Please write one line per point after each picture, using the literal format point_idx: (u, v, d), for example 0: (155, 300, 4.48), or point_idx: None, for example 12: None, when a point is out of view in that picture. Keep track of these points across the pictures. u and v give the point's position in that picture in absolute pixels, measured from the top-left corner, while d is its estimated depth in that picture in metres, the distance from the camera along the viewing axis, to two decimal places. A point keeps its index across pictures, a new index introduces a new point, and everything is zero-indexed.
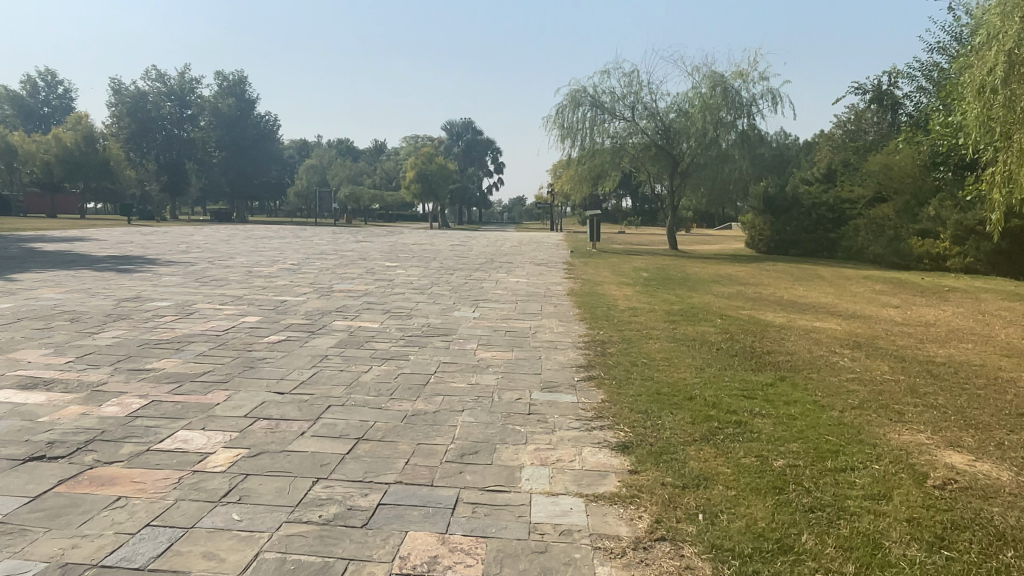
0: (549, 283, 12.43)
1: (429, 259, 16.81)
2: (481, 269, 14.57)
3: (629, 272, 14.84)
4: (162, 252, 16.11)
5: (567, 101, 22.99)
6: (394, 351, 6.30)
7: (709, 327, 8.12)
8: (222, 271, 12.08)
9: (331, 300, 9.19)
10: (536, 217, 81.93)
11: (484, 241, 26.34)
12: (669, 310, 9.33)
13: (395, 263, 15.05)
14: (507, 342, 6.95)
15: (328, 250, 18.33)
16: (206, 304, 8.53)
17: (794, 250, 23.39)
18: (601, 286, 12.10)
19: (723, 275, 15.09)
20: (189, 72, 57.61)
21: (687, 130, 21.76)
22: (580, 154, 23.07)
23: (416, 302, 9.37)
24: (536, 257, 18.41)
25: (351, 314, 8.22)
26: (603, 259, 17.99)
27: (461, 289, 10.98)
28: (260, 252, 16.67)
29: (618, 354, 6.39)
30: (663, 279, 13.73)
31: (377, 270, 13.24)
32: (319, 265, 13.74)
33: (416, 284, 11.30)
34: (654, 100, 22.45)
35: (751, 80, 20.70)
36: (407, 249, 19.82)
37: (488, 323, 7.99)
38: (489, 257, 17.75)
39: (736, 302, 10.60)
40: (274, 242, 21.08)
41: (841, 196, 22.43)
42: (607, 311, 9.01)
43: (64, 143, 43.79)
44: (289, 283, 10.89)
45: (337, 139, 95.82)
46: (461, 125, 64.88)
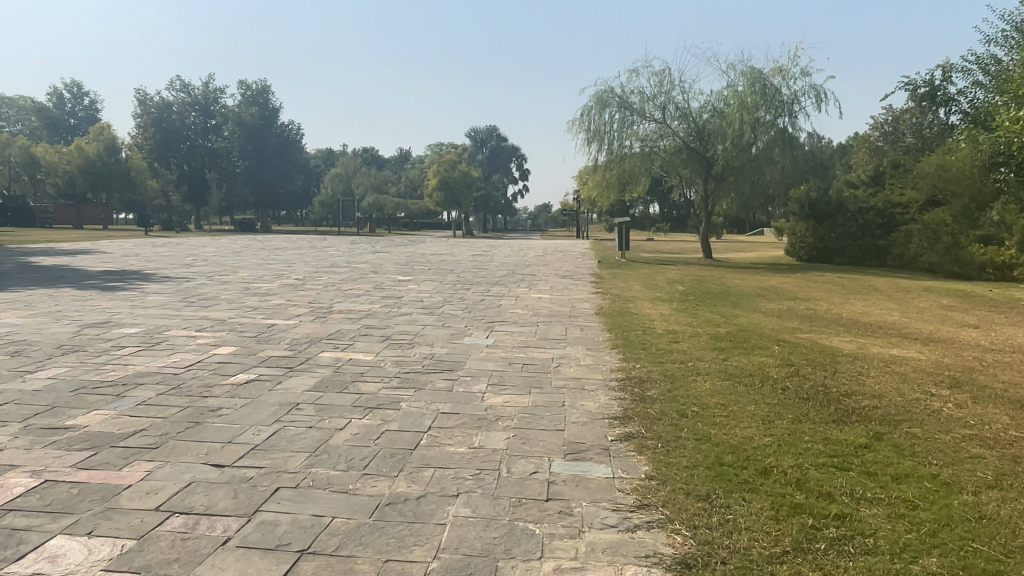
0: (575, 299, 11.19)
1: (446, 271, 15.71)
2: (500, 283, 13.40)
3: (662, 285, 13.54)
4: (163, 266, 15.23)
5: (593, 103, 21.74)
6: (383, 396, 5.11)
7: (767, 358, 6.83)
8: (217, 288, 11.09)
9: (326, 324, 8.08)
10: (562, 223, 80.75)
11: (508, 250, 25.24)
12: (716, 334, 8.05)
13: (409, 277, 13.95)
14: (524, 380, 5.72)
15: (341, 262, 17.33)
16: (180, 330, 7.45)
17: (839, 259, 21.84)
18: (633, 303, 10.82)
19: (767, 288, 13.72)
20: (213, 82, 57.56)
21: (723, 132, 20.40)
22: (607, 158, 21.79)
23: (422, 325, 8.20)
24: (560, 268, 17.20)
25: (344, 341, 7.08)
26: (633, 270, 16.71)
27: (476, 308, 9.82)
28: (267, 266, 15.71)
29: (660, 398, 5.16)
30: (701, 294, 12.42)
31: (387, 286, 12.15)
32: (325, 280, 12.69)
33: (427, 302, 10.17)
34: (686, 100, 21.15)
35: (793, 76, 19.35)
36: (425, 260, 18.77)
37: (503, 354, 6.77)
38: (510, 268, 16.59)
39: (791, 323, 9.25)
40: (286, 254, 20.16)
41: (891, 200, 20.83)
42: (642, 336, 7.76)
43: (86, 153, 43.77)
44: (285, 302, 9.80)
45: (361, 148, 95.86)
46: (485, 132, 64.00)
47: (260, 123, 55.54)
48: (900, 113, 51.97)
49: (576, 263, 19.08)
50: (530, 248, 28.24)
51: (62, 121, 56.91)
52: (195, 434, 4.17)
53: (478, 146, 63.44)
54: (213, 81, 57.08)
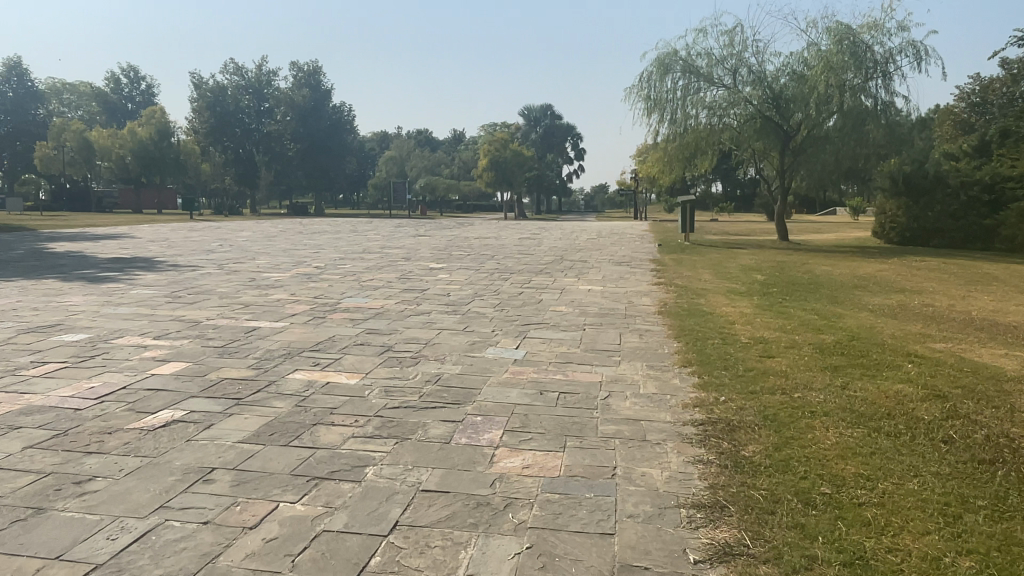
0: (633, 293, 9.36)
1: (487, 257, 14.05)
2: (545, 271, 11.65)
3: (736, 274, 11.56)
4: (181, 252, 14.04)
5: (653, 67, 19.58)
6: (345, 452, 3.44)
7: (902, 386, 4.91)
8: (220, 279, 9.71)
9: (320, 327, 6.48)
10: (620, 204, 78.38)
11: (559, 234, 23.46)
12: (819, 344, 6.15)
13: (442, 266, 12.32)
14: (558, 424, 3.96)
15: (374, 247, 15.90)
16: (135, 337, 5.96)
17: (935, 240, 19.29)
18: (704, 298, 8.92)
19: (864, 278, 11.56)
20: (266, 64, 57.26)
21: (804, 96, 17.99)
22: (669, 130, 19.63)
23: (438, 330, 6.53)
24: (616, 253, 15.32)
25: (331, 354, 5.45)
26: (700, 255, 14.70)
27: (511, 305, 8.09)
28: (290, 251, 14.35)
29: (766, 464, 3.37)
30: (785, 286, 10.41)
31: (415, 277, 10.56)
32: (346, 269, 11.19)
33: (454, 298, 8.50)
34: (761, 63, 18.80)
35: (888, 31, 16.79)
36: (466, 245, 17.16)
37: (536, 376, 5.02)
38: (559, 254, 14.82)
39: (914, 327, 7.22)
40: (320, 238, 18.88)
41: (1000, 171, 17.92)
42: (722, 347, 5.92)
43: (139, 138, 43.90)
44: (285, 296, 8.29)
45: (415, 131, 95.43)
46: (540, 110, 61.67)
47: (312, 105, 54.91)
48: (990, 81, 47.77)
49: (634, 247, 17.19)
50: (584, 231, 26.39)
51: (121, 105, 57.68)
52: (15, 539, 2.58)
53: (532, 125, 61.37)
54: (266, 63, 56.75)
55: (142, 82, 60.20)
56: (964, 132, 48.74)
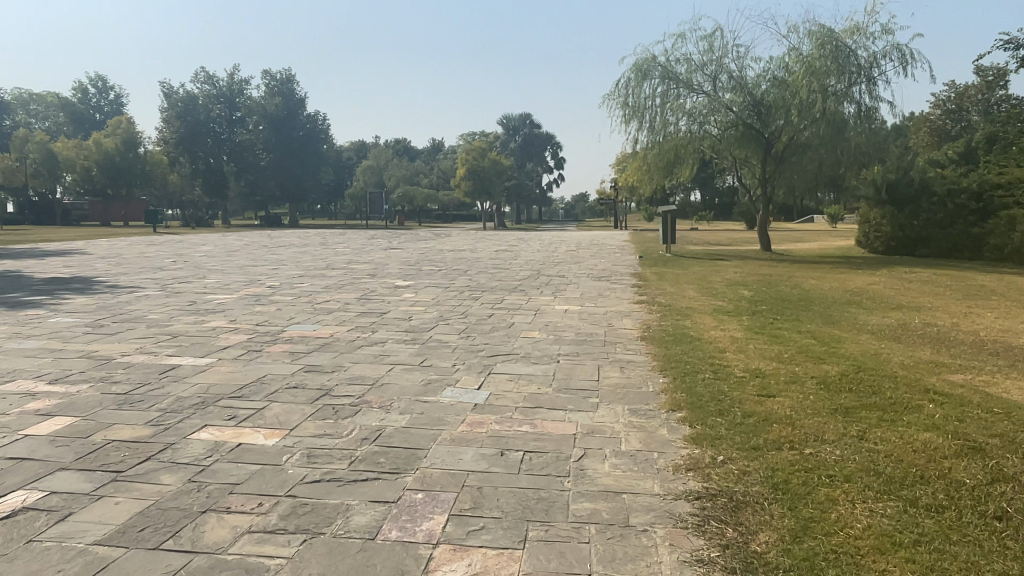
0: (612, 313, 8.57)
1: (458, 272, 13.21)
2: (518, 289, 10.82)
3: (723, 289, 10.83)
4: (128, 270, 13.06)
5: (631, 73, 18.92)
6: (230, 561, 2.59)
7: (928, 435, 4.16)
8: (158, 303, 8.78)
9: (252, 365, 5.61)
10: (600, 213, 78.10)
11: (536, 245, 22.70)
12: (823, 378, 5.39)
13: (408, 283, 11.45)
14: (519, 504, 3.13)
15: (339, 262, 14.99)
16: (27, 381, 5.06)
17: (922, 249, 18.78)
18: (690, 319, 8.14)
19: (857, 292, 10.87)
20: (238, 73, 56.09)
21: (786, 102, 17.41)
22: (648, 138, 18.98)
23: (391, 365, 5.68)
24: (595, 266, 14.55)
25: (255, 402, 4.59)
26: (683, 268, 13.97)
27: (477, 331, 7.25)
28: (247, 269, 13.41)
29: (786, 567, 2.58)
30: (773, 303, 9.69)
31: (376, 296, 9.68)
32: (302, 289, 10.30)
33: (414, 323, 7.64)
34: (741, 68, 18.22)
35: (872, 34, 16.25)
36: (439, 258, 16.31)
37: (497, 427, 4.19)
38: (536, 268, 14.03)
39: (924, 353, 6.50)
40: (284, 252, 17.92)
41: (987, 178, 17.49)
42: (714, 384, 5.13)
43: (105, 148, 42.53)
44: (224, 324, 7.40)
45: (393, 140, 94.61)
46: (518, 119, 61.02)
47: (285, 114, 53.90)
48: (964, 89, 48.13)
49: (614, 259, 16.48)
50: (561, 241, 25.68)
51: (87, 115, 56.20)
52: None
53: (511, 134, 60.72)
54: (238, 72, 55.62)
55: (110, 91, 58.83)
56: (941, 140, 48.82)
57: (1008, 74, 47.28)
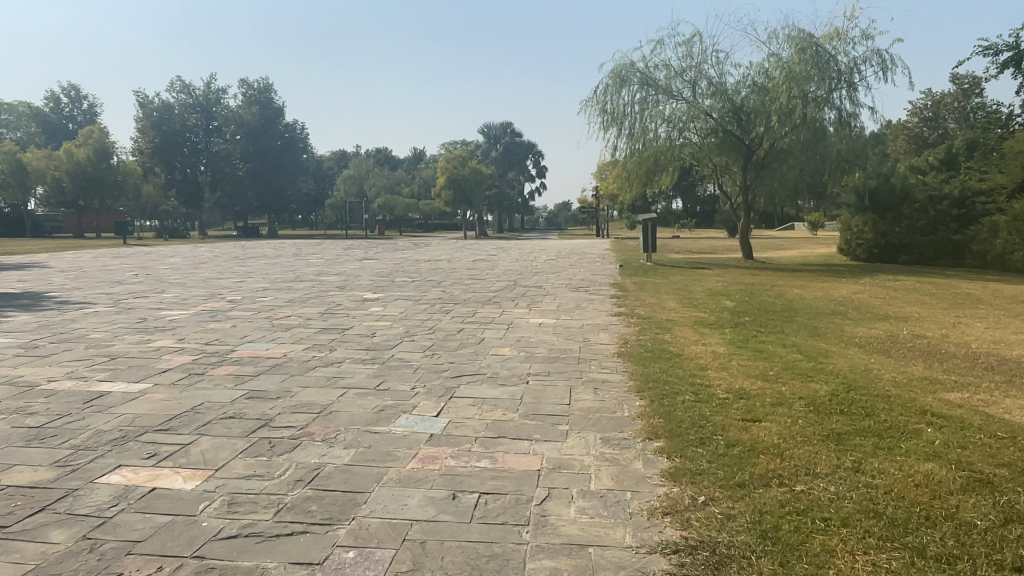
0: (589, 327, 8.12)
1: (432, 284, 12.73)
2: (492, 301, 10.36)
3: (705, 299, 10.44)
4: (85, 284, 12.47)
5: (610, 79, 18.62)
6: None
7: (930, 465, 3.74)
8: (105, 321, 8.23)
9: (190, 392, 5.10)
10: (582, 221, 78.05)
11: (516, 254, 22.27)
12: (812, 399, 4.97)
13: (378, 295, 10.95)
14: (466, 563, 2.67)
15: (309, 274, 14.47)
16: None
17: (904, 256, 18.59)
18: (670, 332, 7.71)
19: (843, 303, 10.52)
20: (215, 82, 55.35)
21: (767, 108, 17.17)
22: (628, 145, 18.66)
23: (345, 389, 5.20)
24: (574, 277, 14.13)
25: (183, 437, 4.09)
26: (664, 277, 13.58)
27: (444, 348, 6.78)
28: (212, 281, 12.88)
29: None
30: (755, 314, 9.31)
31: (341, 310, 9.19)
32: (263, 303, 9.78)
33: (377, 340, 7.15)
34: (721, 74, 17.97)
35: (852, 39, 16.05)
36: (414, 269, 15.83)
37: (453, 462, 3.73)
38: (512, 279, 13.59)
39: (916, 369, 6.12)
40: (254, 264, 17.35)
41: (969, 185, 17.35)
42: (695, 407, 4.69)
43: (76, 158, 41.62)
44: (172, 343, 6.89)
45: (374, 150, 94.10)
46: (500, 128, 60.66)
47: (262, 123, 53.19)
48: (941, 97, 48.68)
49: (594, 269, 16.10)
50: (541, 250, 25.32)
51: (60, 125, 55.23)
52: None
53: (492, 143, 60.37)
54: (215, 81, 54.90)
55: (83, 101, 57.86)
56: (918, 147, 49.14)
57: (983, 82, 47.88)
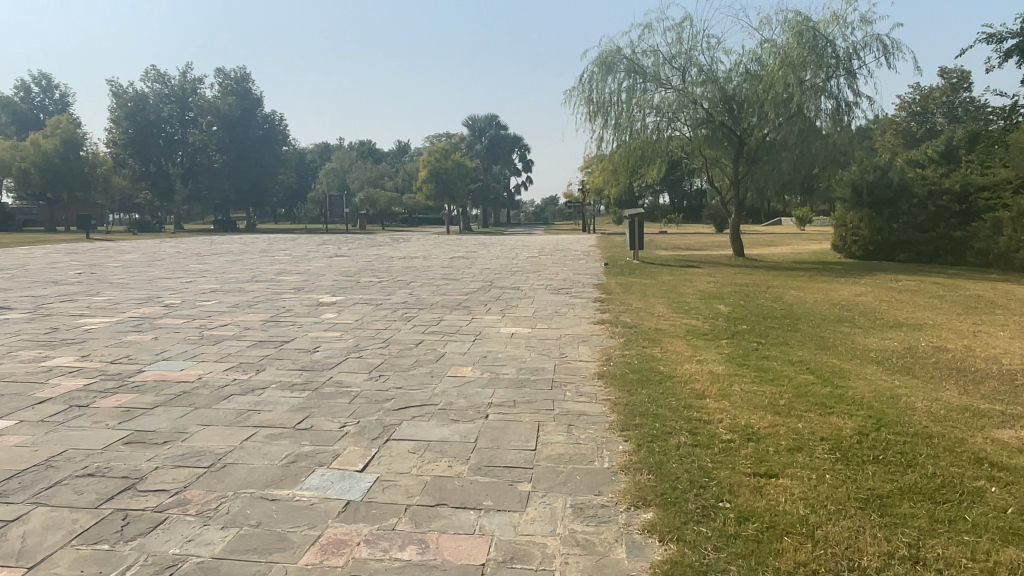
0: (567, 339, 7.07)
1: (400, 284, 11.64)
2: (461, 306, 9.29)
3: (698, 304, 9.43)
4: (15, 284, 11.28)
5: (595, 67, 17.60)
6: None
7: (1010, 551, 2.78)
8: (7, 332, 7.09)
9: (56, 434, 4.02)
10: (569, 215, 77.23)
11: (497, 251, 21.21)
12: (837, 442, 3.99)
13: (337, 299, 9.86)
14: None
15: (269, 273, 13.33)
16: None
17: (902, 254, 17.76)
18: (660, 345, 6.68)
19: (849, 307, 9.54)
20: (191, 72, 53.78)
21: (760, 97, 16.21)
22: (614, 136, 17.65)
23: (256, 430, 4.13)
24: (555, 276, 13.09)
25: (6, 511, 3.02)
26: (652, 277, 12.59)
27: (395, 368, 5.72)
28: (158, 281, 11.72)
29: None
30: (753, 321, 8.34)
31: (289, 318, 8.09)
32: (202, 309, 8.66)
33: (317, 356, 6.08)
34: (712, 61, 16.98)
35: (851, 24, 15.10)
36: (385, 267, 14.71)
37: (365, 554, 2.70)
38: (488, 279, 12.54)
39: (952, 395, 5.15)
40: (213, 262, 16.16)
41: (971, 179, 16.42)
42: (692, 454, 3.69)
43: (43, 149, 40.14)
44: (69, 362, 5.78)
45: (358, 142, 92.72)
46: (484, 120, 59.21)
47: (238, 113, 51.61)
48: (929, 90, 48.25)
49: (578, 268, 15.08)
50: (524, 246, 24.25)
51: (29, 115, 53.50)
52: None
53: (476, 136, 59.03)
54: (191, 70, 53.32)
55: (54, 90, 56.01)
56: (907, 142, 48.50)
57: (971, 77, 47.55)
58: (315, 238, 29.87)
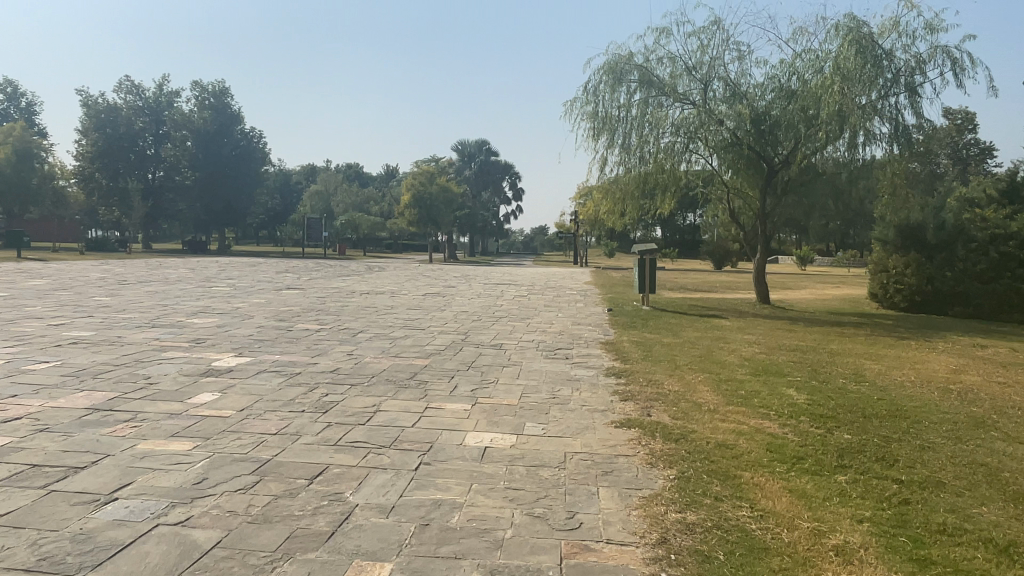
0: (578, 466, 4.13)
1: (343, 336, 8.67)
2: (416, 380, 6.34)
3: (759, 388, 6.55)
4: None
5: (603, 76, 14.93)
6: None
7: None
8: None
9: None
10: (558, 246, 74.75)
11: (479, 287, 18.30)
12: None
13: (241, 360, 6.88)
14: None
15: (182, 313, 10.32)
16: None
17: (956, 308, 15.12)
18: (746, 494, 3.75)
19: (972, 398, 6.69)
20: (166, 84, 50.87)
21: (799, 117, 13.61)
22: (622, 158, 14.97)
23: None
24: (549, 328, 10.17)
25: None
26: (677, 334, 9.68)
27: (233, 569, 2.75)
28: (18, 324, 8.69)
29: None
30: (856, 427, 5.47)
31: (133, 406, 5.10)
32: (13, 383, 5.64)
33: (93, 525, 3.09)
34: (740, 73, 14.37)
35: (913, 32, 12.54)
36: (336, 308, 11.72)
37: None
38: (462, 331, 9.60)
39: None
40: (127, 293, 13.10)
41: None
42: None
43: None
44: None
45: (343, 165, 90.46)
46: (476, 144, 56.28)
47: (215, 128, 48.67)
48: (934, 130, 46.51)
49: (577, 314, 12.19)
50: (512, 282, 21.26)
51: None
52: None
53: (466, 161, 56.29)
54: (168, 83, 50.46)
55: (21, 98, 53.05)
56: None
57: (976, 118, 45.84)
58: (279, 263, 26.78)
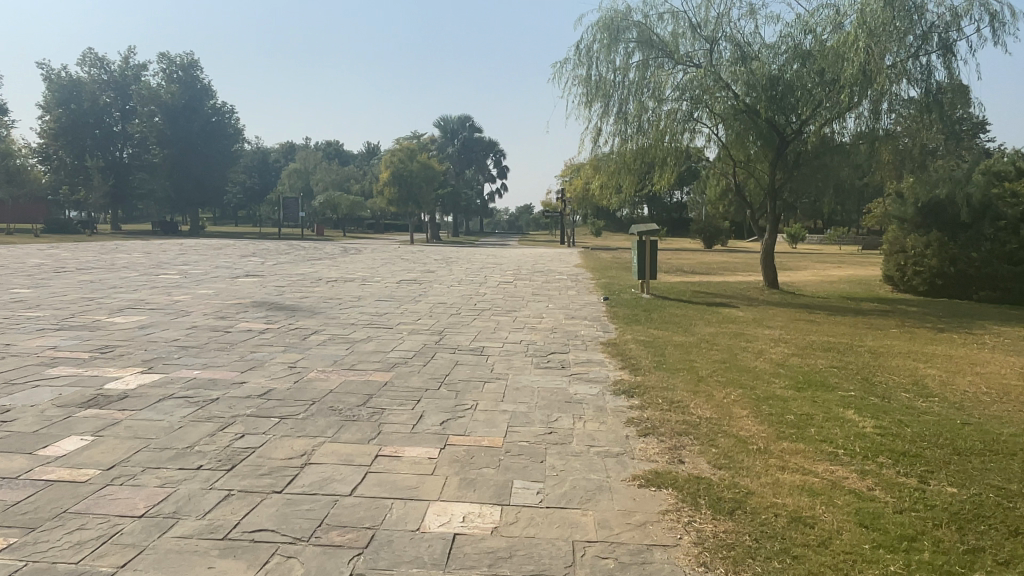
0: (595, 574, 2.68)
1: (289, 339, 7.14)
2: (369, 406, 4.84)
3: (810, 409, 5.12)
4: None
5: (597, 35, 13.35)
6: None
7: None
8: None
9: None
10: (544, 225, 73.20)
11: (460, 272, 16.77)
12: None
13: (146, 379, 5.34)
14: None
15: (105, 310, 8.72)
16: None
17: (982, 291, 13.80)
18: None
19: None
20: (132, 57, 48.40)
21: (816, 79, 12.13)
22: (618, 127, 13.41)
23: None
24: (538, 324, 8.70)
25: None
26: (688, 332, 8.24)
27: None
28: None
29: None
30: (958, 473, 4.05)
31: None
32: None
33: None
34: (749, 31, 12.83)
35: None
36: (292, 301, 10.14)
37: None
38: (436, 329, 8.11)
39: None
40: (54, 284, 11.42)
41: None
42: None
43: None
44: None
45: (323, 144, 88.24)
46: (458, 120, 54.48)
47: (184, 104, 46.44)
48: None
49: (569, 305, 10.73)
50: (496, 266, 19.73)
51: None
52: None
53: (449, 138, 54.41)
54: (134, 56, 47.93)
55: None
56: None
57: None
58: (246, 245, 25.09)
